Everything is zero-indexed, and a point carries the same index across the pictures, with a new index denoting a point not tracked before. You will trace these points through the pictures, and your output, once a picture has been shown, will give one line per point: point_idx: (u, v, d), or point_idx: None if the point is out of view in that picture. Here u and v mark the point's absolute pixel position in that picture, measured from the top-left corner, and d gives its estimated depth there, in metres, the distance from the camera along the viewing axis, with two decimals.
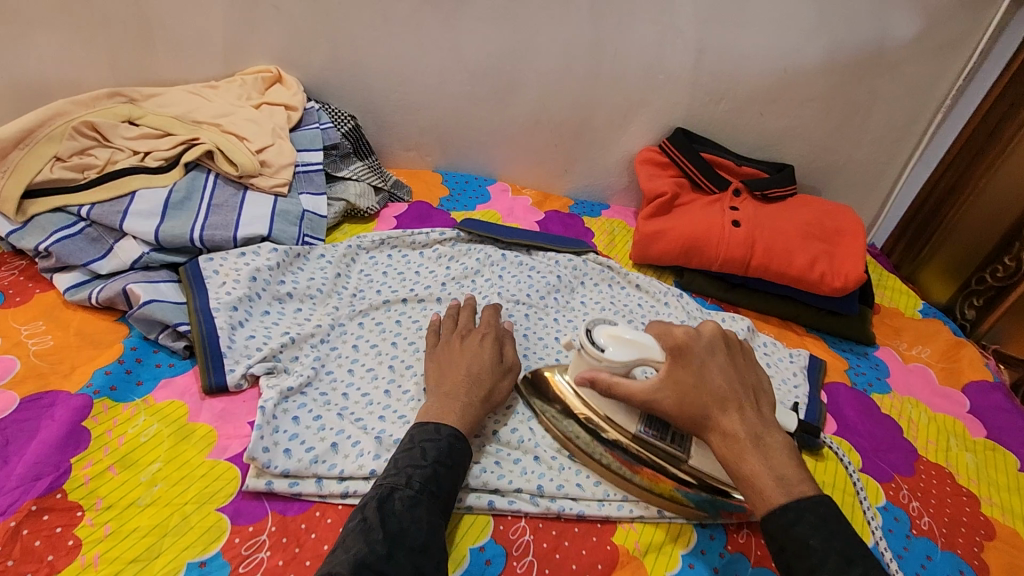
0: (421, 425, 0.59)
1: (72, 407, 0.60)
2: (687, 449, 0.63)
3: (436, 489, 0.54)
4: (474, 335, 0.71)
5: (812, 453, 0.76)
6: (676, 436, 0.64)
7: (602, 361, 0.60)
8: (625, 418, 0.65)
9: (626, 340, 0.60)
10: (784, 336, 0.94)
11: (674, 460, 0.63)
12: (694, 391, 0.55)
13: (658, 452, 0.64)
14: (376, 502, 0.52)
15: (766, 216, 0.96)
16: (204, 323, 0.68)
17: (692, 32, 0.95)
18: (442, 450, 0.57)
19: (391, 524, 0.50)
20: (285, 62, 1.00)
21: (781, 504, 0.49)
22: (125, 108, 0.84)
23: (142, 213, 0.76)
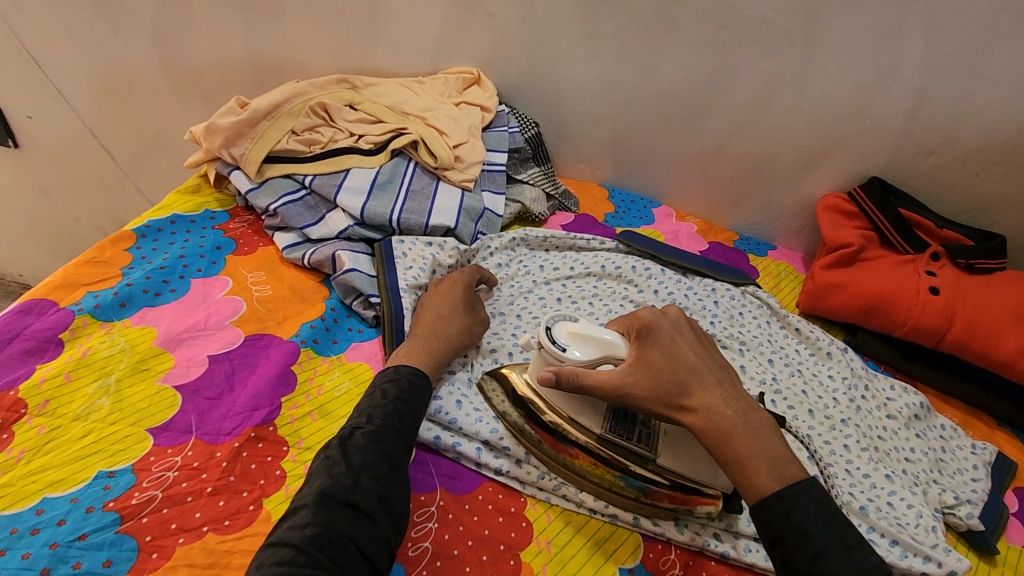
0: (381, 371, 0.62)
1: (284, 351, 0.68)
2: (653, 448, 0.61)
3: (398, 424, 0.57)
4: (447, 280, 0.76)
5: (985, 558, 0.68)
6: (646, 432, 0.62)
7: (564, 359, 0.59)
8: (588, 416, 0.62)
9: (587, 336, 0.60)
10: (968, 425, 0.84)
11: (640, 457, 0.61)
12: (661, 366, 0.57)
13: (625, 448, 0.61)
14: (338, 441, 0.55)
15: (973, 288, 0.86)
16: (393, 301, 0.74)
17: (916, 79, 0.88)
18: (401, 390, 0.60)
19: (355, 456, 0.53)
20: (486, 67, 1.06)
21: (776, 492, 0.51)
22: (348, 94, 0.93)
23: (352, 190, 0.84)
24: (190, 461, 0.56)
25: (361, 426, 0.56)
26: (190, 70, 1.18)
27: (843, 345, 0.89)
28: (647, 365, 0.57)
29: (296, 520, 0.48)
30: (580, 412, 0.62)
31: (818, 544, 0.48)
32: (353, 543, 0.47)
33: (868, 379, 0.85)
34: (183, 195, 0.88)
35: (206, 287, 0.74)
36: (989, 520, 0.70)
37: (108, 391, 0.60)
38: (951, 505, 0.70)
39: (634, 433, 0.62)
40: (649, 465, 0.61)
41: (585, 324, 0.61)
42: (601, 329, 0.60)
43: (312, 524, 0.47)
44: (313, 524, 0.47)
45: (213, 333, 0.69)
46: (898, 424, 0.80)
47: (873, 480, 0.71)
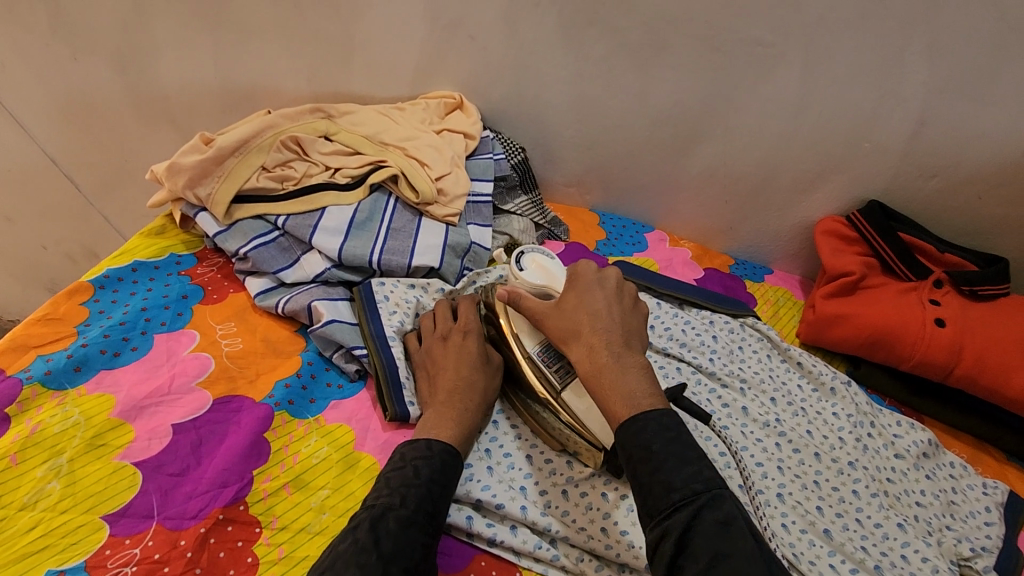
0: (410, 444, 0.58)
1: (256, 415, 0.63)
2: (563, 382, 0.63)
3: (432, 509, 0.53)
4: (454, 334, 0.71)
5: None
6: (564, 368, 0.64)
7: (518, 277, 0.68)
8: (529, 337, 0.67)
9: (544, 266, 0.69)
10: (978, 461, 0.81)
11: (551, 387, 0.64)
12: (574, 308, 0.61)
13: (543, 373, 0.65)
14: (368, 523, 0.50)
15: (978, 320, 0.83)
16: (382, 352, 0.70)
17: (917, 102, 0.85)
18: (434, 469, 0.56)
19: (387, 544, 0.48)
20: (469, 91, 1.01)
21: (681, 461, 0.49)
22: (323, 124, 0.88)
23: (329, 230, 0.79)
24: (150, 554, 0.51)
25: (396, 510, 0.51)
26: (157, 96, 1.12)
27: (846, 378, 0.85)
28: (563, 308, 0.62)
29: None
30: (529, 335, 0.67)
31: (677, 496, 0.48)
32: None
33: (874, 415, 0.82)
34: (147, 237, 0.82)
35: (170, 343, 0.69)
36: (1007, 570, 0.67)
37: (59, 474, 0.55)
38: (967, 557, 0.68)
39: (557, 364, 0.64)
40: (557, 399, 0.63)
41: (551, 261, 0.70)
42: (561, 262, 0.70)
43: None
44: None
45: (178, 398, 0.63)
46: (907, 465, 0.76)
47: (886, 530, 0.68)
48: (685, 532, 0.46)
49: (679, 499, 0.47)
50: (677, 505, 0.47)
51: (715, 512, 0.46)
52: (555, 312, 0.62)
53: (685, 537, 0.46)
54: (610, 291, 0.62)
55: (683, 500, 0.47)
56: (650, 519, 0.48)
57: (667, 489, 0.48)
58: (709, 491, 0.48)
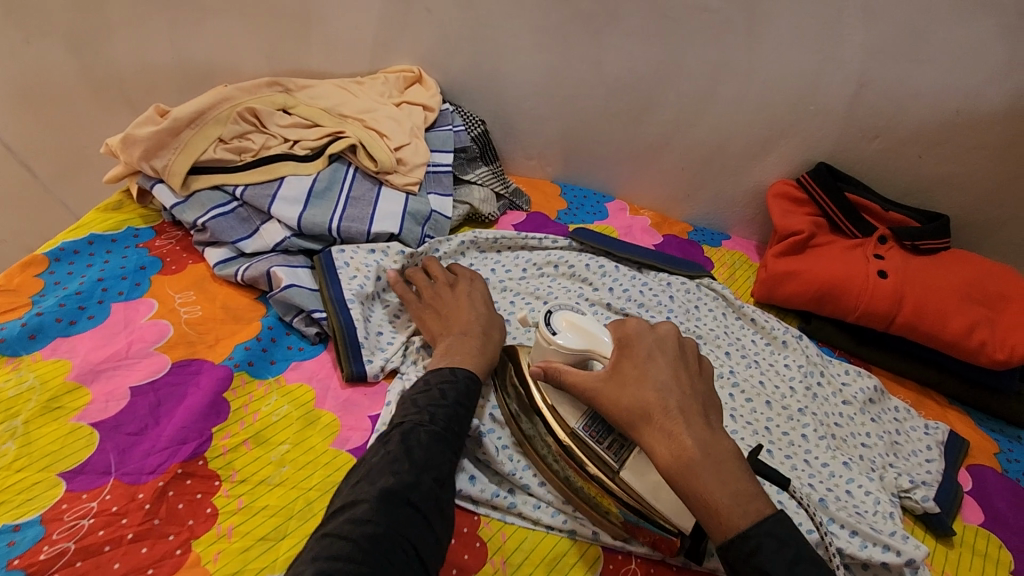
0: (437, 371, 0.62)
1: (215, 377, 0.64)
2: (620, 459, 0.59)
3: (456, 428, 0.58)
4: (457, 283, 0.76)
5: (940, 539, 0.69)
6: (618, 443, 0.60)
7: (553, 345, 0.63)
8: (569, 411, 0.63)
9: (583, 328, 0.63)
10: (921, 405, 0.85)
11: (605, 466, 0.59)
12: (635, 382, 0.56)
13: (594, 451, 0.60)
14: (401, 435, 0.55)
15: (918, 271, 0.87)
16: (340, 314, 0.71)
17: (857, 63, 0.88)
18: (460, 392, 0.60)
19: (418, 454, 0.53)
20: (428, 65, 1.02)
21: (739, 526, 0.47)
22: (281, 97, 0.88)
23: (288, 199, 0.80)
24: (108, 506, 0.52)
25: (425, 426, 0.56)
26: (113, 77, 1.10)
27: (798, 332, 0.89)
28: (620, 376, 0.57)
29: (354, 514, 0.47)
30: (572, 408, 0.63)
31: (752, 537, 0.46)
32: (410, 545, 0.47)
33: (823, 365, 0.85)
34: (102, 212, 0.82)
35: (128, 312, 0.69)
36: (944, 501, 0.70)
37: (14, 435, 0.55)
38: (906, 489, 0.70)
39: (608, 439, 0.60)
40: (613, 479, 0.59)
41: (586, 319, 0.64)
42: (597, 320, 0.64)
43: (373, 522, 0.46)
44: (372, 519, 0.46)
45: (136, 362, 0.64)
46: (854, 410, 0.80)
47: (831, 468, 0.71)
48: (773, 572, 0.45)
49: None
50: None
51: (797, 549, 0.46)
52: (613, 385, 0.57)
53: None
54: (672, 356, 0.58)
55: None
56: None
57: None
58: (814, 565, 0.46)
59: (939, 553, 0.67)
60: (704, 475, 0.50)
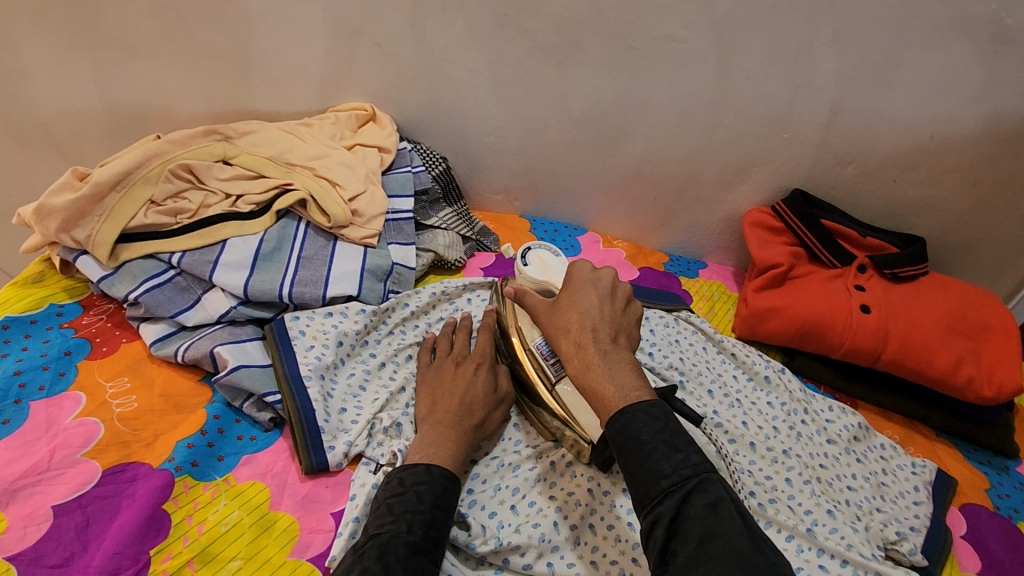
0: (410, 468, 0.57)
1: (154, 485, 0.56)
2: (557, 375, 0.66)
3: (438, 537, 0.52)
4: (468, 362, 0.70)
5: None
6: (559, 361, 0.67)
7: (523, 274, 0.75)
8: (530, 331, 0.70)
9: (548, 264, 0.76)
10: (911, 441, 0.82)
11: (547, 379, 0.67)
12: (566, 310, 0.62)
13: (541, 367, 0.68)
14: (376, 551, 0.49)
15: (899, 301, 0.85)
16: (297, 396, 0.64)
17: (830, 90, 0.85)
18: (437, 493, 0.55)
19: (396, 570, 0.47)
20: (381, 101, 0.95)
21: (618, 406, 0.52)
22: (219, 147, 0.81)
23: (231, 265, 0.73)
24: None
25: (403, 536, 0.50)
26: (35, 123, 1.01)
27: (781, 367, 0.86)
28: (555, 306, 0.63)
29: None
30: (530, 328, 0.71)
31: (667, 483, 0.46)
32: None
33: (809, 404, 0.82)
34: (20, 287, 0.73)
35: (50, 410, 0.61)
36: (932, 551, 0.67)
37: None
38: (894, 541, 0.67)
39: (554, 358, 0.67)
40: (552, 391, 0.66)
41: (554, 259, 0.77)
42: (563, 261, 0.77)
43: None
44: None
45: (60, 474, 0.56)
46: (839, 450, 0.77)
47: (816, 517, 0.68)
48: (676, 517, 0.45)
49: (669, 486, 0.46)
50: (668, 492, 0.46)
51: (704, 497, 0.46)
52: (551, 312, 0.63)
53: (677, 526, 0.45)
54: (603, 291, 0.62)
55: (673, 486, 0.46)
56: (643, 509, 0.47)
57: (658, 478, 0.47)
58: (698, 476, 0.47)
59: None
60: (599, 373, 0.55)
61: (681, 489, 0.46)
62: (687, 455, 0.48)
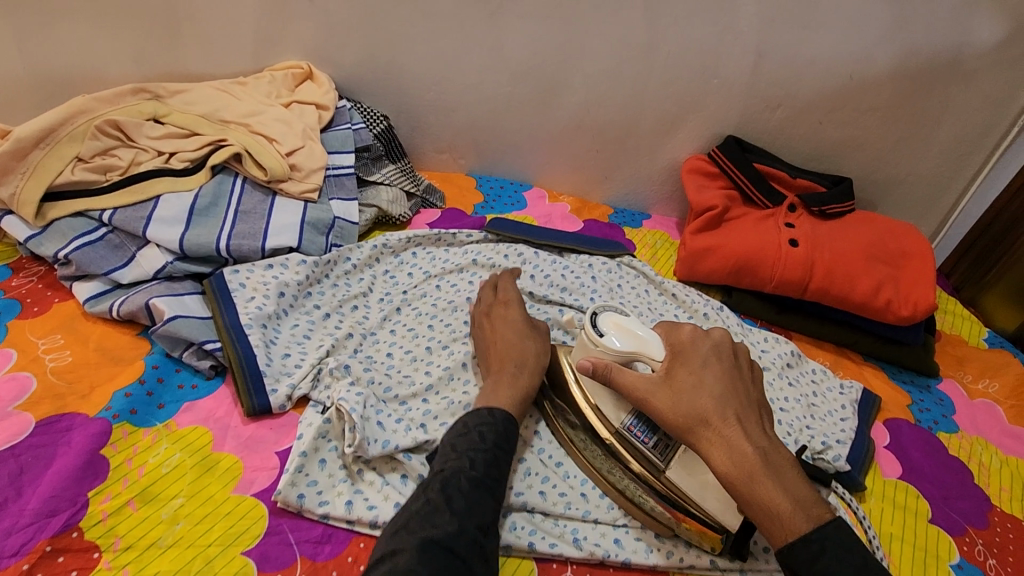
0: (475, 410, 0.58)
1: (90, 432, 0.56)
2: (666, 459, 0.60)
3: (498, 473, 0.54)
4: (497, 308, 0.72)
5: (860, 497, 0.70)
6: (664, 443, 0.61)
7: (600, 345, 0.61)
8: (612, 407, 0.63)
9: (628, 329, 0.61)
10: (840, 366, 0.87)
11: (651, 466, 0.60)
12: (690, 391, 0.55)
13: (640, 450, 0.61)
14: (439, 484, 0.51)
15: (826, 235, 0.89)
16: (237, 343, 0.65)
17: (753, 33, 0.88)
18: (499, 435, 0.56)
19: (459, 503, 0.49)
20: (317, 59, 0.95)
21: (802, 532, 0.48)
22: (149, 106, 0.80)
23: (165, 220, 0.72)
24: None
25: (466, 471, 0.52)
26: None
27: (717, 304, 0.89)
28: (674, 385, 0.56)
29: (393, 568, 0.44)
30: (615, 407, 0.63)
31: None
32: None
33: (743, 336, 0.85)
34: None
35: None
36: (856, 459, 0.72)
37: None
38: (821, 450, 0.72)
39: (654, 439, 0.61)
40: (659, 478, 0.60)
41: (633, 321, 0.62)
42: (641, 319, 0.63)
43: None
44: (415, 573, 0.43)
45: None
46: (772, 375, 0.81)
47: None
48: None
49: None
50: None
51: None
52: (665, 390, 0.56)
53: None
54: (727, 362, 0.57)
55: None
56: None
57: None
58: None
59: (863, 512, 0.69)
60: (767, 481, 0.50)
61: None
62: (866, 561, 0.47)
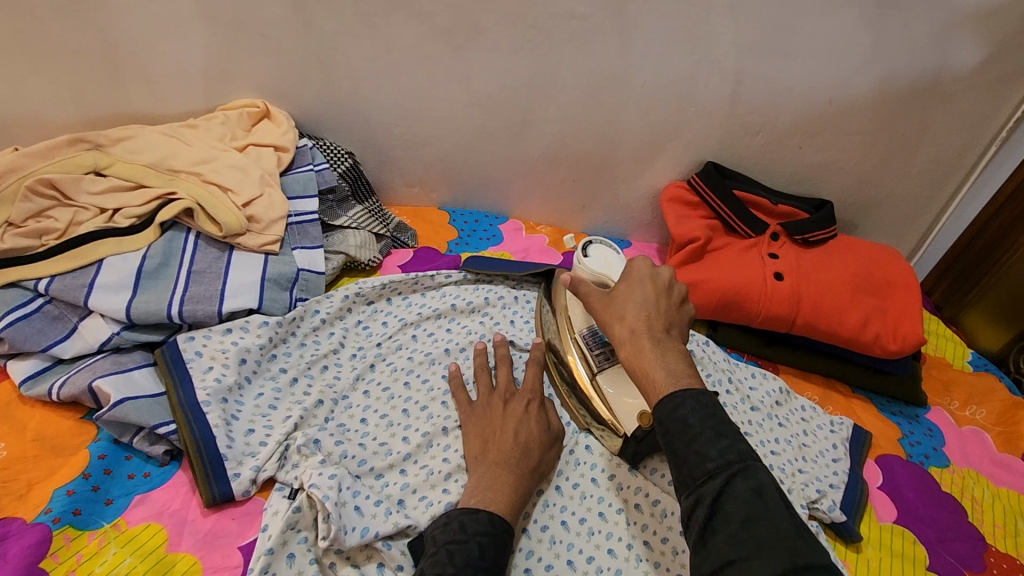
0: (475, 514, 0.55)
1: (27, 543, 0.51)
2: (602, 366, 0.71)
3: None
4: (518, 400, 0.67)
5: (855, 548, 0.68)
6: (604, 353, 0.72)
7: (581, 264, 0.75)
8: (580, 321, 0.76)
9: (608, 259, 0.76)
10: (829, 399, 0.85)
11: (589, 367, 0.72)
12: (623, 297, 0.62)
13: (584, 354, 0.73)
14: None
15: (810, 266, 0.87)
16: (194, 424, 0.59)
17: (731, 61, 0.86)
18: (496, 552, 0.53)
19: None
20: (276, 95, 0.89)
21: (667, 392, 0.53)
22: (89, 157, 0.74)
23: (110, 287, 0.66)
24: None
25: None
26: None
27: (705, 338, 0.84)
28: (613, 295, 0.63)
29: None
30: (582, 317, 0.76)
31: (711, 466, 0.47)
32: None
33: (733, 373, 0.82)
34: None
35: None
36: (850, 505, 0.70)
37: None
38: (815, 501, 0.69)
39: (598, 348, 0.73)
40: (591, 378, 0.72)
41: (616, 256, 0.77)
42: (624, 258, 0.77)
43: None
44: None
45: None
46: (763, 416, 0.78)
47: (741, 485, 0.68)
48: (718, 497, 0.45)
49: (715, 468, 0.46)
50: (712, 474, 0.46)
51: (748, 481, 0.45)
52: (606, 300, 0.64)
53: (718, 504, 0.45)
54: (661, 286, 0.63)
55: (717, 469, 0.46)
56: (684, 488, 0.47)
57: (701, 460, 0.47)
58: (742, 463, 0.47)
59: (860, 563, 0.67)
60: (651, 358, 0.56)
61: (726, 471, 0.46)
62: (733, 441, 0.48)
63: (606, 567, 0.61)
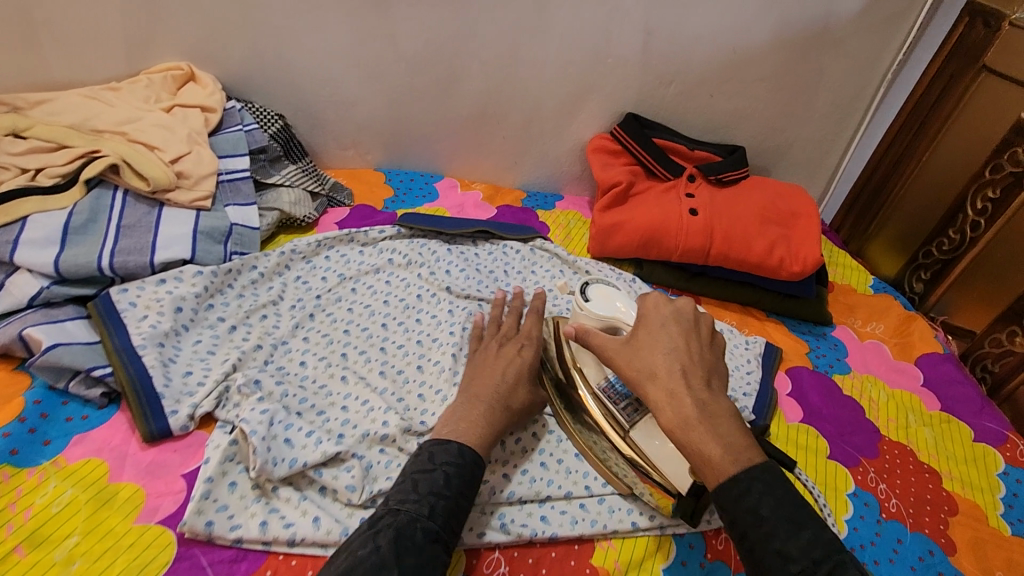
0: (445, 445, 0.56)
1: None
2: (632, 420, 0.64)
3: (456, 521, 0.52)
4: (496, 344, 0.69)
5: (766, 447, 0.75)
6: (632, 405, 0.65)
7: (584, 310, 0.66)
8: (594, 371, 0.68)
9: (611, 297, 0.67)
10: (746, 323, 0.93)
11: (618, 425, 0.65)
12: (648, 349, 0.54)
13: (610, 411, 0.65)
14: (392, 531, 0.48)
15: (722, 203, 0.94)
16: (130, 366, 0.61)
17: (639, 13, 0.91)
18: (465, 480, 0.54)
19: (409, 560, 0.47)
20: (200, 58, 0.89)
21: (733, 475, 0.47)
22: (7, 119, 0.74)
23: (36, 243, 0.66)
24: None
25: (422, 522, 0.50)
26: None
27: (629, 277, 0.90)
28: (635, 344, 0.55)
29: None
30: (597, 367, 0.68)
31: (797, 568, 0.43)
32: None
33: None
34: None
35: None
36: (761, 409, 0.77)
37: None
38: None
39: (624, 401, 0.65)
40: (624, 438, 0.64)
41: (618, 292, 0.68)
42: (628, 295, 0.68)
43: None
44: None
45: None
46: None
47: None
48: None
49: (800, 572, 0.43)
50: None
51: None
52: (628, 350, 0.55)
53: None
54: (686, 323, 0.56)
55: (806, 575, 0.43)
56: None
57: (784, 563, 0.44)
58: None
59: None
60: (702, 431, 0.49)
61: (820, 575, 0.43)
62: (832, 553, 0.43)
63: (539, 478, 0.65)
